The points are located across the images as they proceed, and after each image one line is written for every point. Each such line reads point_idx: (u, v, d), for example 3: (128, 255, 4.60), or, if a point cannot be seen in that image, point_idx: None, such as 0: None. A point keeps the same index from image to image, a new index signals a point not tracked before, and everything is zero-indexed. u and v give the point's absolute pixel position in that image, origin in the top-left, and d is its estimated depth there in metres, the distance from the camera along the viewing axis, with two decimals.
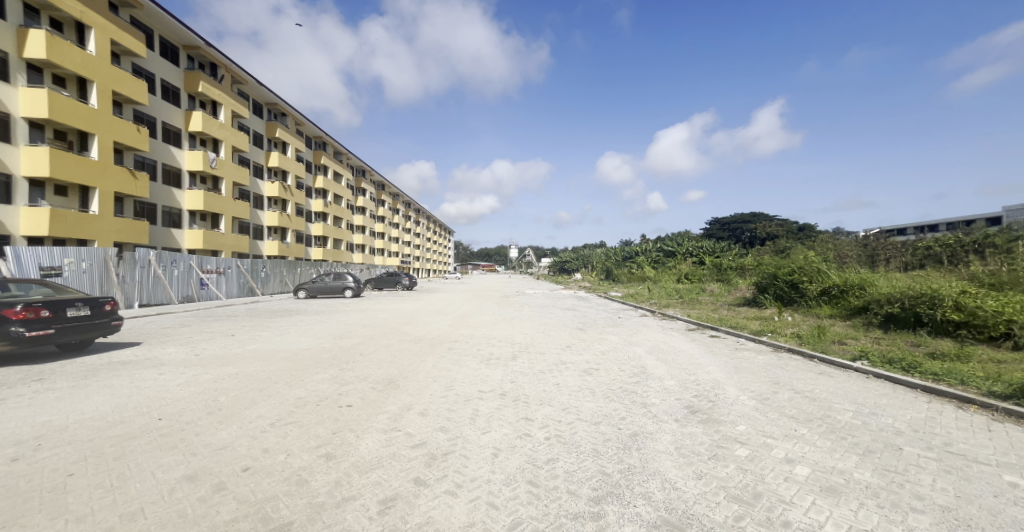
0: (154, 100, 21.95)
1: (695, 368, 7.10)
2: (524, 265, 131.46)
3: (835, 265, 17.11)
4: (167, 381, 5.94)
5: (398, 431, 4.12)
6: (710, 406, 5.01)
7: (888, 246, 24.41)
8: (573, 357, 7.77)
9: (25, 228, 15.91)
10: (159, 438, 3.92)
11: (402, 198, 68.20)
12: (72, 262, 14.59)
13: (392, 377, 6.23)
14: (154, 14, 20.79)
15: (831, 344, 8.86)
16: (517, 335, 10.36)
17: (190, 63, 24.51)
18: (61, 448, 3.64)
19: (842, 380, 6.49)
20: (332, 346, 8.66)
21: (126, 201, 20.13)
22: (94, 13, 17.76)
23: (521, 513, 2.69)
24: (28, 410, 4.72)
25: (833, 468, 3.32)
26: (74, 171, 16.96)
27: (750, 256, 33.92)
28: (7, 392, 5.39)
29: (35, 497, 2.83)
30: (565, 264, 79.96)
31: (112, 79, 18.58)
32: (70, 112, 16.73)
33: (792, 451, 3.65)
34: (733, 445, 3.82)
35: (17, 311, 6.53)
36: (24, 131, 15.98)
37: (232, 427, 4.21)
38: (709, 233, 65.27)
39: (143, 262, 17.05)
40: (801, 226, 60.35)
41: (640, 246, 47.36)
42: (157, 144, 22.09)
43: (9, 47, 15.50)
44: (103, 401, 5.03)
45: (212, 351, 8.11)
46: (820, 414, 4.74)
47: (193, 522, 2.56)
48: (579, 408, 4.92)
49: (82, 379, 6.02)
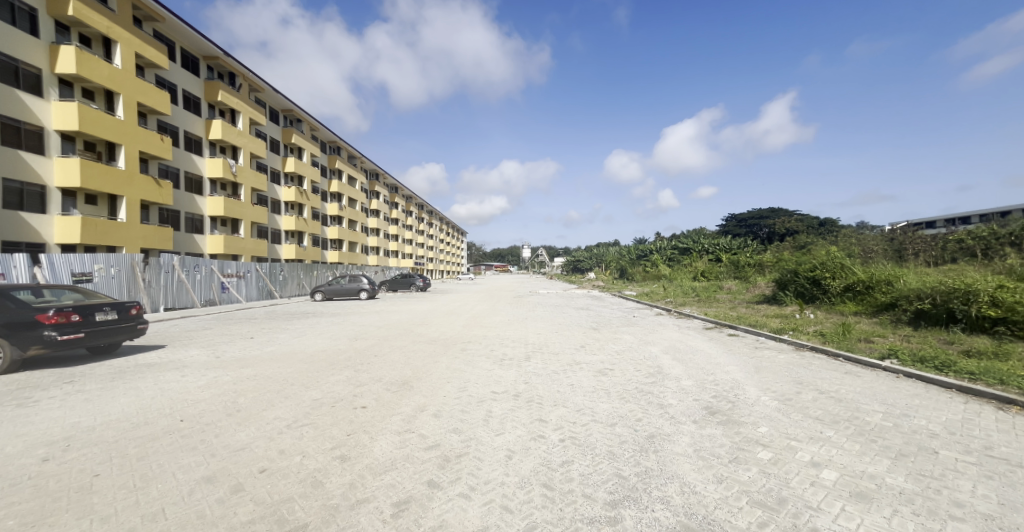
0: (177, 111, 22.60)
1: (712, 368, 6.92)
2: (537, 265, 131.40)
3: (860, 259, 16.57)
4: (189, 382, 6.11)
5: (412, 432, 4.12)
6: (730, 407, 4.88)
7: (916, 240, 23.51)
8: (587, 357, 7.70)
9: (59, 237, 16.57)
10: (180, 439, 4.00)
11: (415, 201, 69.05)
12: (101, 267, 15.10)
13: (407, 377, 6.27)
14: (175, 26, 21.42)
15: (857, 342, 8.53)
16: (530, 335, 10.30)
17: (209, 73, 25.18)
18: (88, 449, 3.74)
19: (869, 379, 6.25)
20: (347, 347, 8.79)
21: (150, 209, 20.75)
22: (119, 27, 18.32)
23: (535, 518, 2.63)
24: (60, 410, 4.90)
25: (863, 472, 3.17)
26: (103, 180, 17.51)
27: (768, 252, 33.30)
28: (41, 393, 5.60)
29: (64, 497, 2.90)
30: (578, 264, 79.76)
31: (136, 90, 19.12)
32: (99, 123, 17.33)
33: (818, 454, 3.51)
34: (755, 447, 3.70)
35: (51, 315, 6.73)
36: (57, 144, 16.56)
37: (250, 428, 4.27)
38: (726, 230, 64.33)
39: (167, 267, 17.51)
40: (823, 221, 58.62)
41: (655, 244, 46.79)
42: (179, 153, 22.70)
43: (42, 63, 16.15)
44: (128, 403, 5.18)
45: (233, 352, 8.31)
46: (847, 416, 4.56)
47: (212, 523, 2.57)
48: (594, 409, 4.85)
49: (110, 380, 6.23)
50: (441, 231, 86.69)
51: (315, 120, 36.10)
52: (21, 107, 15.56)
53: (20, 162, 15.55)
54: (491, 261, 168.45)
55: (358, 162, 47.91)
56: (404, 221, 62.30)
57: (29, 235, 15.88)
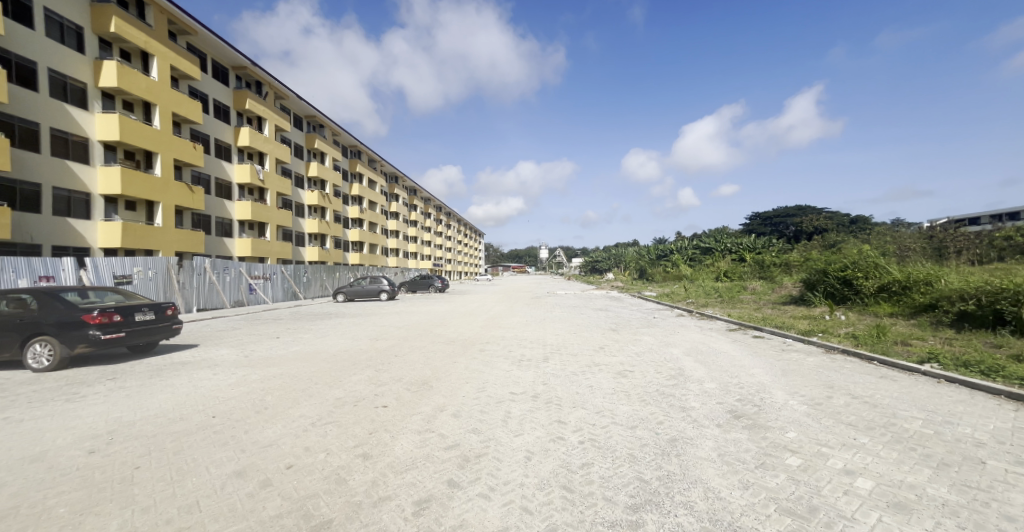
0: (208, 120, 23.52)
1: (737, 370, 6.76)
2: (555, 266, 131.18)
3: (895, 258, 15.88)
4: (220, 381, 6.33)
5: (432, 432, 4.16)
6: (756, 411, 4.74)
7: (957, 238, 22.35)
8: (607, 359, 7.61)
9: (101, 241, 17.46)
10: (212, 434, 4.16)
11: (433, 203, 69.91)
12: (140, 270, 15.85)
13: (426, 377, 6.35)
14: (206, 38, 22.34)
15: (893, 345, 8.18)
16: (548, 336, 10.25)
17: (238, 82, 26.14)
18: (129, 443, 3.93)
19: (908, 384, 5.97)
20: (369, 347, 8.96)
21: (184, 214, 21.65)
22: (156, 41, 19.21)
23: (555, 520, 2.62)
24: (103, 406, 5.16)
25: (901, 482, 3.03)
26: (141, 187, 18.38)
27: (795, 251, 32.27)
28: (86, 389, 5.92)
29: (108, 487, 3.05)
30: (597, 264, 79.17)
31: (171, 101, 20.00)
32: (138, 133, 18.20)
33: (852, 462, 3.37)
34: (783, 453, 3.58)
35: (95, 315, 7.09)
36: (100, 154, 17.47)
37: (277, 426, 4.40)
38: (750, 229, 62.62)
39: (199, 270, 18.24)
40: (854, 219, 56.22)
41: (676, 243, 45.91)
42: (210, 160, 23.63)
43: (86, 78, 17.08)
44: (164, 399, 5.41)
45: (260, 352, 8.58)
46: (883, 422, 4.35)
47: (242, 516, 2.66)
48: (614, 411, 4.79)
49: (147, 378, 6.51)
50: (459, 232, 87.31)
51: (337, 126, 36.99)
52: (68, 119, 16.47)
53: (67, 171, 16.46)
54: (510, 262, 168.79)
55: (378, 165, 48.82)
56: (423, 223, 63.19)
57: (76, 240, 16.80)
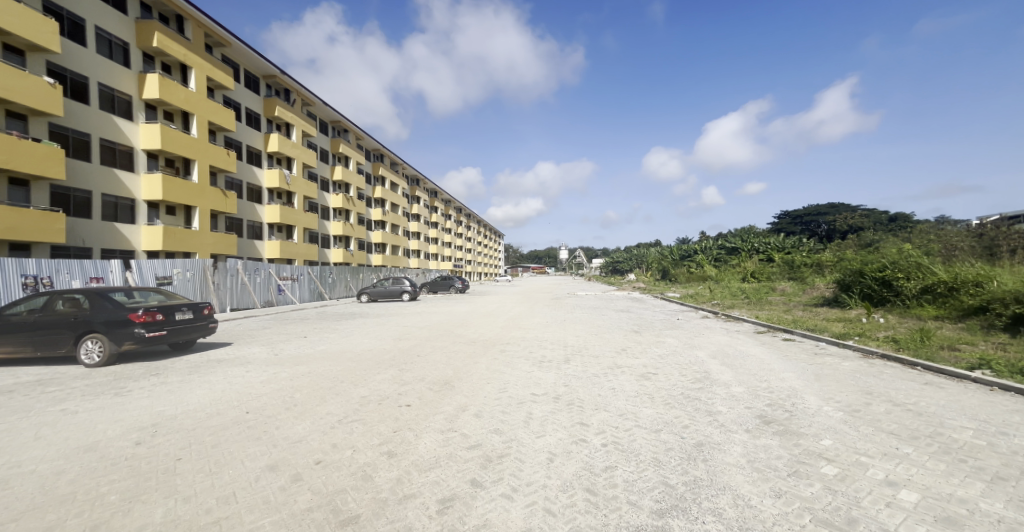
0: (241, 127, 24.53)
1: (766, 374, 6.52)
2: (576, 267, 130.23)
3: (939, 258, 15.01)
4: (252, 378, 6.57)
5: (455, 431, 4.19)
6: (787, 417, 4.56)
7: (1010, 236, 20.95)
8: (629, 361, 7.48)
9: (145, 244, 18.47)
10: (246, 429, 4.32)
11: (453, 205, 70.64)
12: (179, 272, 16.65)
13: (448, 378, 6.41)
14: (239, 50, 23.31)
15: (939, 350, 7.72)
16: (569, 338, 10.17)
17: (268, 90, 27.13)
18: (171, 435, 4.14)
19: (957, 392, 5.62)
20: (392, 347, 9.12)
21: (219, 218, 22.64)
22: (194, 54, 20.17)
23: (579, 522, 2.59)
24: (148, 399, 5.46)
25: (949, 495, 2.86)
26: (180, 193, 19.32)
27: (827, 251, 31.03)
28: (132, 384, 6.27)
29: (153, 477, 3.22)
30: (618, 265, 78.17)
31: (207, 110, 20.96)
32: (178, 142, 19.15)
33: (893, 472, 3.20)
34: (818, 461, 3.44)
35: (140, 314, 7.50)
36: (143, 162, 18.49)
37: (306, 422, 4.54)
38: (778, 228, 60.51)
39: (232, 271, 19.03)
40: (893, 217, 53.49)
41: (699, 243, 44.75)
42: (243, 166, 24.63)
43: (131, 90, 18.10)
44: (202, 395, 5.68)
45: (289, 351, 8.86)
46: (929, 432, 4.11)
47: (276, 509, 2.76)
48: (637, 414, 4.71)
49: (187, 374, 6.84)
50: (479, 233, 87.91)
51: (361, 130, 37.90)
52: (115, 129, 17.49)
53: (115, 179, 17.47)
54: (532, 263, 168.55)
55: (400, 168, 49.73)
56: (443, 225, 63.96)
57: (122, 243, 17.81)
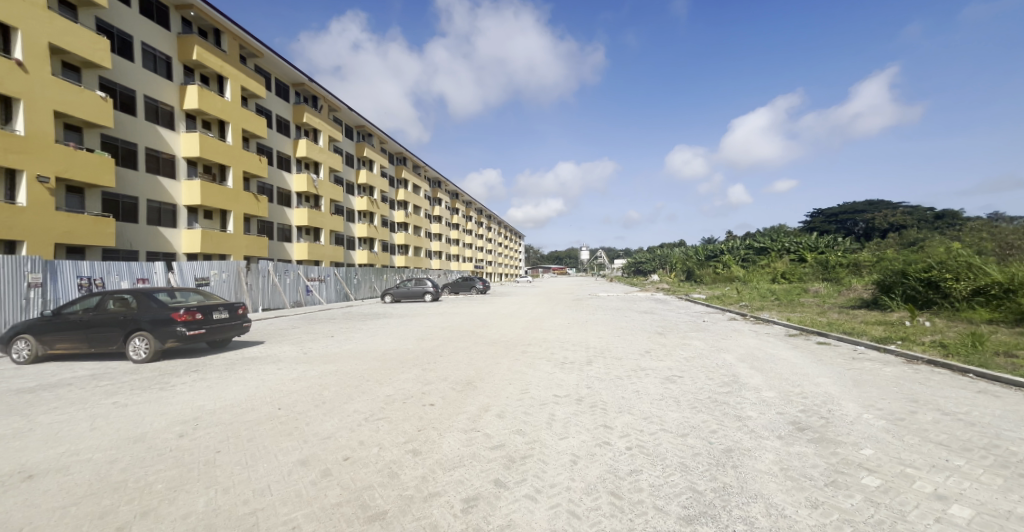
0: (273, 134, 25.48)
1: (800, 379, 6.25)
2: (600, 268, 128.81)
3: (989, 257, 14.06)
4: (283, 375, 6.79)
5: (477, 431, 4.21)
6: (824, 424, 4.36)
7: None
8: (654, 364, 7.32)
9: (185, 247, 19.43)
10: (279, 425, 4.47)
11: (474, 207, 71.18)
12: (216, 273, 17.43)
13: (470, 378, 6.43)
14: (270, 59, 24.22)
15: (992, 356, 7.20)
16: (591, 339, 10.06)
17: (297, 98, 28.09)
18: (211, 428, 4.33)
19: (1016, 402, 5.22)
20: (414, 347, 9.24)
21: (252, 222, 23.59)
22: (229, 65, 21.10)
23: (604, 526, 2.55)
24: (189, 394, 5.74)
25: (1006, 512, 2.66)
26: (217, 198, 20.24)
27: (864, 250, 29.61)
28: (175, 379, 6.60)
29: (194, 468, 3.38)
30: (641, 265, 76.96)
31: (242, 119, 21.87)
32: (215, 149, 20.07)
33: (943, 485, 3.01)
34: (858, 471, 3.26)
35: (181, 314, 7.92)
36: (184, 169, 19.49)
37: (335, 419, 4.65)
38: (810, 227, 58.15)
39: (264, 272, 19.77)
40: (938, 214, 50.53)
41: (726, 243, 43.45)
42: (274, 171, 25.59)
43: (173, 101, 19.08)
44: (238, 391, 5.92)
45: (318, 350, 9.12)
46: (984, 443, 3.84)
47: (307, 502, 2.84)
48: (662, 418, 4.60)
49: (224, 371, 7.15)
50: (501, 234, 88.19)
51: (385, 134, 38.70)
52: (159, 138, 18.48)
53: (159, 185, 18.47)
54: (555, 264, 167.76)
55: (422, 171, 50.46)
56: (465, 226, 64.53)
57: (165, 246, 18.79)
